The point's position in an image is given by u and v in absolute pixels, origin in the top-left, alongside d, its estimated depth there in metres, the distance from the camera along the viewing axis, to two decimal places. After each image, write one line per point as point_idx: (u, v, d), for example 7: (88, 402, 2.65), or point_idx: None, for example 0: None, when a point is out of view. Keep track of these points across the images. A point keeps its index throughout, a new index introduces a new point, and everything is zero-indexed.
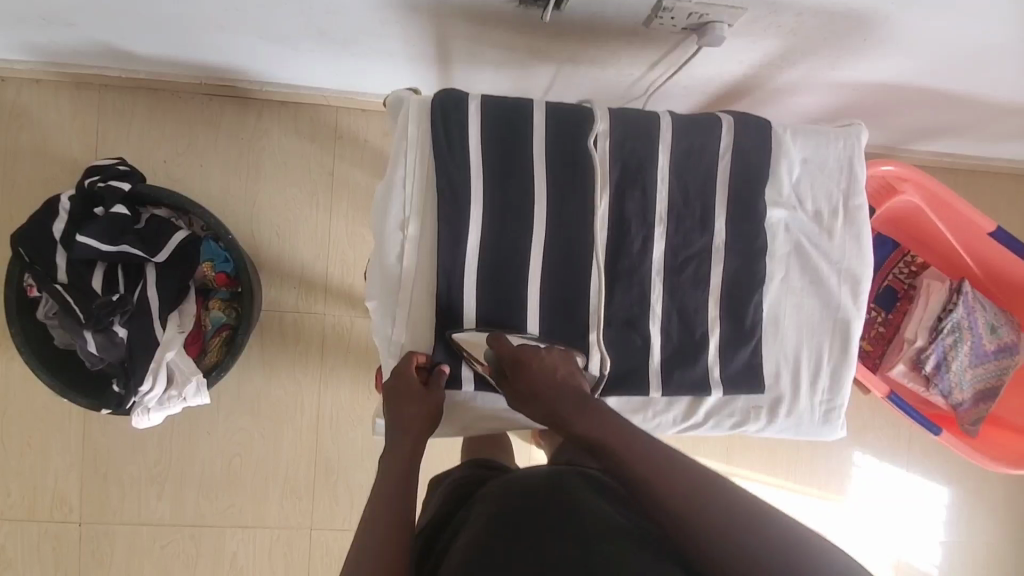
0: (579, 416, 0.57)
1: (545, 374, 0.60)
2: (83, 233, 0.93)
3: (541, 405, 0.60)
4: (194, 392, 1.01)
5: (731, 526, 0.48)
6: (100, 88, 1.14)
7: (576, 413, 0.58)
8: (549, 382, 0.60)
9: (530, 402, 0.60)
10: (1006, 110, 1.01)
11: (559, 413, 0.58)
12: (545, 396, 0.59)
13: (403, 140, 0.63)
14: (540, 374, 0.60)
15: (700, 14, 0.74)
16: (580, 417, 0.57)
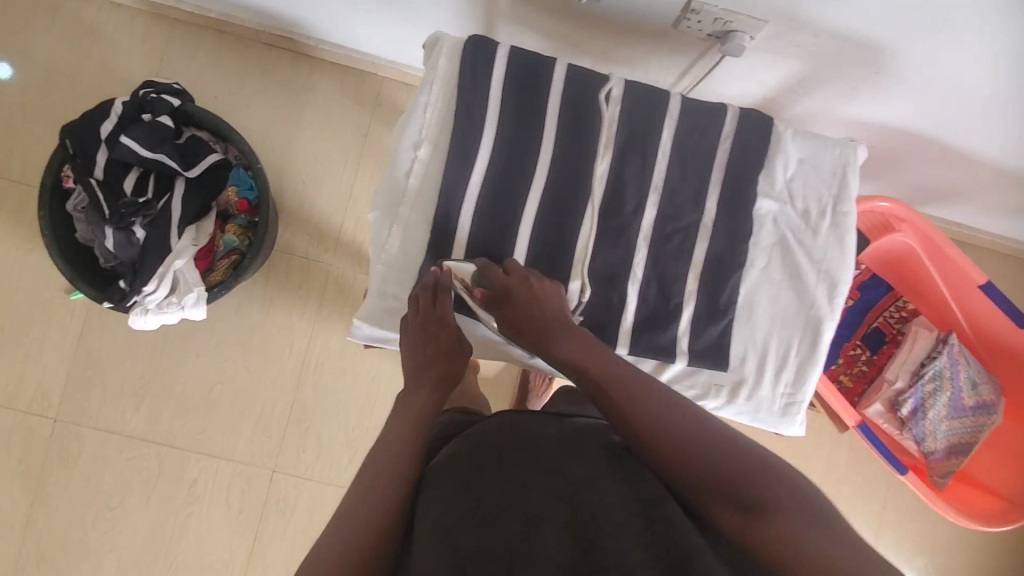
0: (561, 340, 0.63)
1: (534, 301, 0.65)
2: (127, 135, 1.00)
3: (527, 328, 0.65)
4: (192, 302, 1.06)
5: (704, 447, 0.53)
6: (172, 22, 1.25)
7: (557, 337, 0.63)
8: (537, 308, 0.65)
9: (517, 326, 0.65)
10: (1013, 178, 1.04)
11: (543, 337, 0.64)
12: (532, 321, 0.65)
13: (434, 71, 0.71)
14: (528, 301, 0.66)
15: (724, 21, 0.80)
16: (562, 342, 0.63)
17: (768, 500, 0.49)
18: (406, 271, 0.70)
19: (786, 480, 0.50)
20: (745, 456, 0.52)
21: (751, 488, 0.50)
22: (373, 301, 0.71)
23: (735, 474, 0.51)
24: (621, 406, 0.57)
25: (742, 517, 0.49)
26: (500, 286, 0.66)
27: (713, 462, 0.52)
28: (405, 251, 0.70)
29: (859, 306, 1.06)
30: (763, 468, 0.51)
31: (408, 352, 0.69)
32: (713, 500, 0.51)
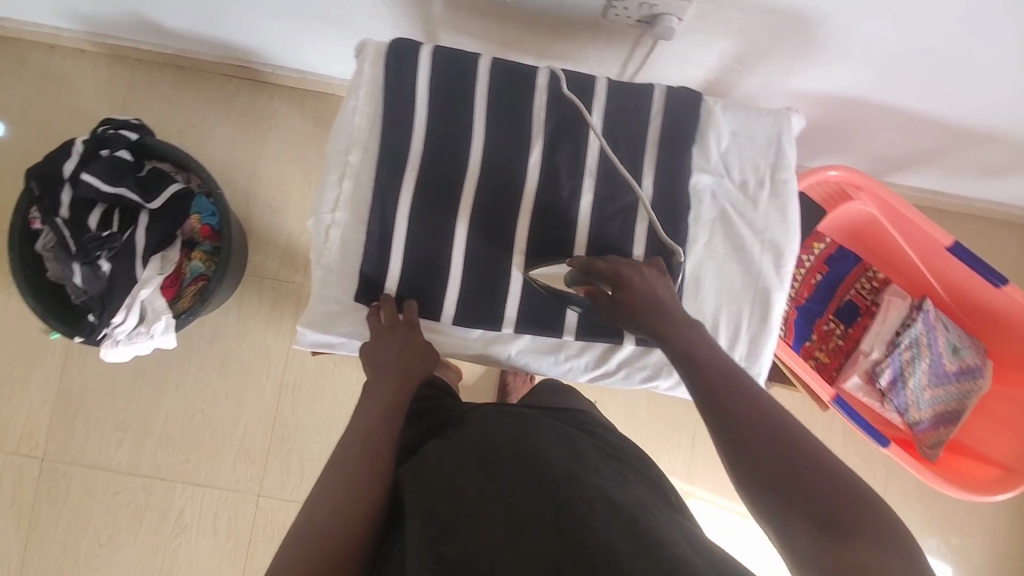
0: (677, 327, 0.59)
1: (646, 286, 0.63)
2: (88, 172, 1.02)
3: (638, 315, 0.61)
4: (161, 330, 1.08)
5: (796, 453, 0.48)
6: (134, 62, 1.28)
7: (671, 323, 0.59)
8: (649, 294, 0.62)
9: (628, 312, 0.62)
10: (973, 138, 1.03)
11: (654, 320, 0.60)
12: (645, 306, 0.61)
13: (360, 76, 0.72)
14: (639, 286, 0.62)
15: (650, 6, 0.80)
16: (673, 328, 0.59)
17: (854, 521, 0.44)
18: (345, 273, 0.70)
19: (869, 503, 0.45)
20: (833, 472, 0.47)
21: (835, 508, 0.45)
22: (315, 305, 0.71)
23: (822, 489, 0.46)
24: (718, 394, 0.53)
25: (821, 536, 0.44)
26: (607, 272, 0.63)
27: (802, 471, 0.47)
28: (342, 255, 0.70)
29: (829, 279, 1.04)
30: (850, 486, 0.46)
31: (373, 362, 0.70)
32: (791, 510, 0.46)
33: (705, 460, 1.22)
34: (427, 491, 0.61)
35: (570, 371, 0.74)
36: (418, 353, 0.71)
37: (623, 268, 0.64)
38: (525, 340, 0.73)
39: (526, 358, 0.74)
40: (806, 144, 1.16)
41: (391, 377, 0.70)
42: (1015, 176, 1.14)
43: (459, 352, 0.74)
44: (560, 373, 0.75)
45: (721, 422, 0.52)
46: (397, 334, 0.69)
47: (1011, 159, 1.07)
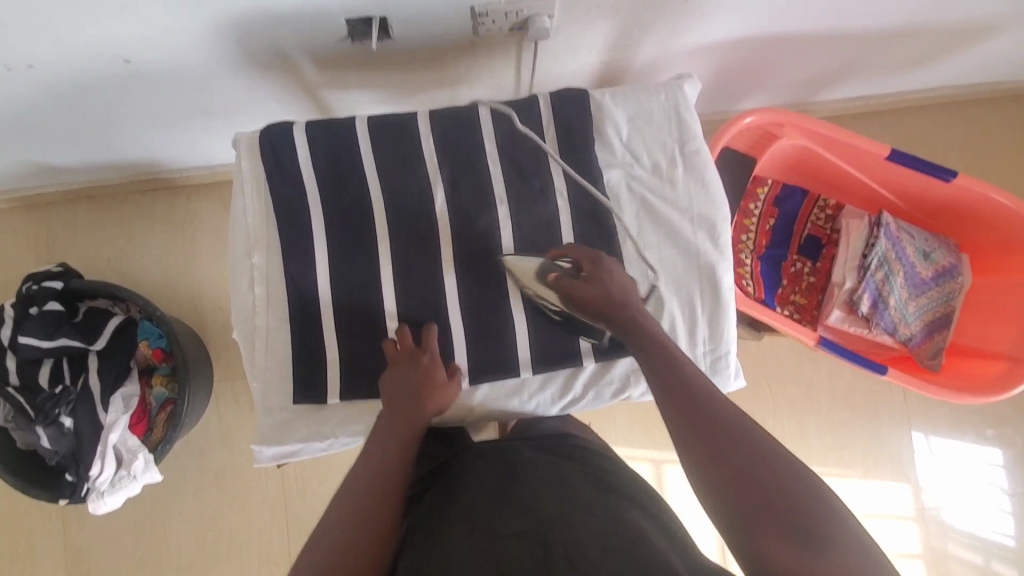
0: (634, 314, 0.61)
1: (620, 282, 0.63)
2: (22, 334, 0.99)
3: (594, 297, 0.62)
4: (143, 469, 1.06)
5: (768, 463, 0.49)
6: (45, 207, 1.25)
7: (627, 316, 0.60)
8: (622, 287, 0.62)
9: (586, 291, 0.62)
10: (883, 39, 1.00)
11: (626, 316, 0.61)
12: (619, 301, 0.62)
13: (242, 174, 0.69)
14: (615, 279, 0.62)
15: (516, 12, 0.78)
16: (632, 321, 0.60)
17: (823, 531, 0.45)
18: (283, 377, 0.67)
19: (831, 507, 0.47)
20: (801, 483, 0.48)
21: (806, 517, 0.46)
22: (264, 418, 0.68)
23: (797, 491, 0.47)
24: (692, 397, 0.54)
25: (791, 546, 0.45)
26: (588, 260, 0.64)
27: (773, 482, 0.48)
28: (275, 358, 0.67)
29: (783, 221, 1.01)
30: (819, 496, 0.47)
31: (393, 394, 0.64)
32: (760, 522, 0.47)
33: None
34: (424, 542, 0.57)
35: (538, 407, 0.71)
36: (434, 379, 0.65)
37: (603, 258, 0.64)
38: (483, 390, 0.69)
39: (494, 407, 0.70)
40: (725, 92, 1.13)
41: (402, 413, 0.64)
42: (937, 61, 1.12)
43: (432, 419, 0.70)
44: (530, 412, 0.71)
45: (697, 429, 0.52)
46: (412, 363, 0.65)
47: (928, 47, 1.05)
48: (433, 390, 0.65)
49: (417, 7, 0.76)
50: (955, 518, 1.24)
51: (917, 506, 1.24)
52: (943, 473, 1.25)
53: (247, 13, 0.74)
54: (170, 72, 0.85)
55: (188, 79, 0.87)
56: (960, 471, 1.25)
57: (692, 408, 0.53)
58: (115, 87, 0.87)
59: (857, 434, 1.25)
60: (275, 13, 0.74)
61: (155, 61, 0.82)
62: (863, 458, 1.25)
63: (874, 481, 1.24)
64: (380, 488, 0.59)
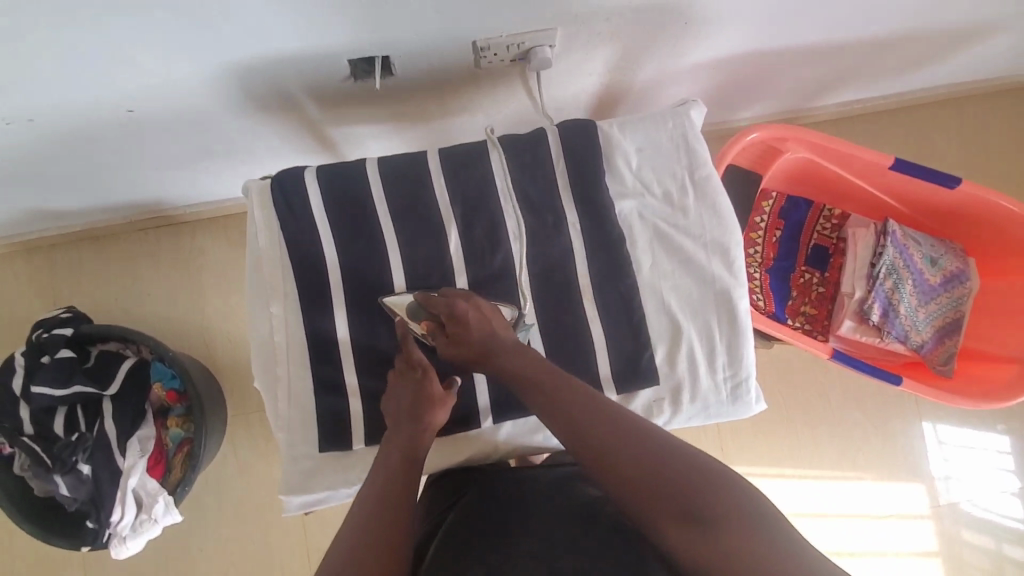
0: (502, 352, 0.62)
1: (482, 321, 0.63)
2: (36, 383, 0.99)
3: (463, 348, 0.63)
4: (164, 511, 1.06)
5: (657, 456, 0.54)
6: (48, 249, 1.24)
7: (500, 356, 0.62)
8: (487, 330, 0.63)
9: (455, 343, 0.64)
10: (879, 48, 1.01)
11: (493, 351, 0.62)
12: (483, 341, 0.63)
13: (255, 223, 0.70)
14: (473, 322, 0.63)
15: (518, 44, 0.79)
16: (506, 358, 0.62)
17: (712, 507, 0.50)
18: (307, 425, 0.67)
19: (730, 485, 0.52)
20: (689, 465, 0.53)
21: (696, 497, 0.51)
22: (289, 467, 0.68)
23: (692, 484, 0.52)
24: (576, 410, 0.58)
25: (687, 528, 0.50)
26: (442, 309, 0.64)
27: (661, 472, 0.53)
28: (298, 407, 0.67)
29: (789, 232, 1.02)
30: (705, 472, 0.52)
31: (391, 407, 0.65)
32: (659, 513, 0.52)
33: (734, 437, 1.24)
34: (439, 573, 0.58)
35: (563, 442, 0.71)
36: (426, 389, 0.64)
37: (457, 301, 0.64)
38: (507, 427, 0.70)
39: (519, 443, 0.71)
40: (724, 105, 1.13)
41: (403, 426, 0.63)
42: (932, 64, 1.12)
43: (457, 459, 0.70)
44: (554, 445, 0.72)
45: (589, 448, 0.56)
46: (407, 377, 0.65)
47: (922, 51, 1.05)
48: (431, 402, 0.64)
49: (419, 45, 0.76)
50: (974, 511, 1.25)
51: (932, 504, 1.25)
52: (958, 466, 1.25)
53: (251, 60, 0.74)
54: (175, 118, 0.85)
55: (192, 123, 0.87)
56: (972, 463, 1.26)
57: (578, 428, 0.57)
58: (119, 136, 0.87)
59: (869, 437, 1.26)
60: (281, 58, 0.74)
61: (159, 108, 0.82)
62: (878, 458, 1.25)
63: (889, 483, 1.25)
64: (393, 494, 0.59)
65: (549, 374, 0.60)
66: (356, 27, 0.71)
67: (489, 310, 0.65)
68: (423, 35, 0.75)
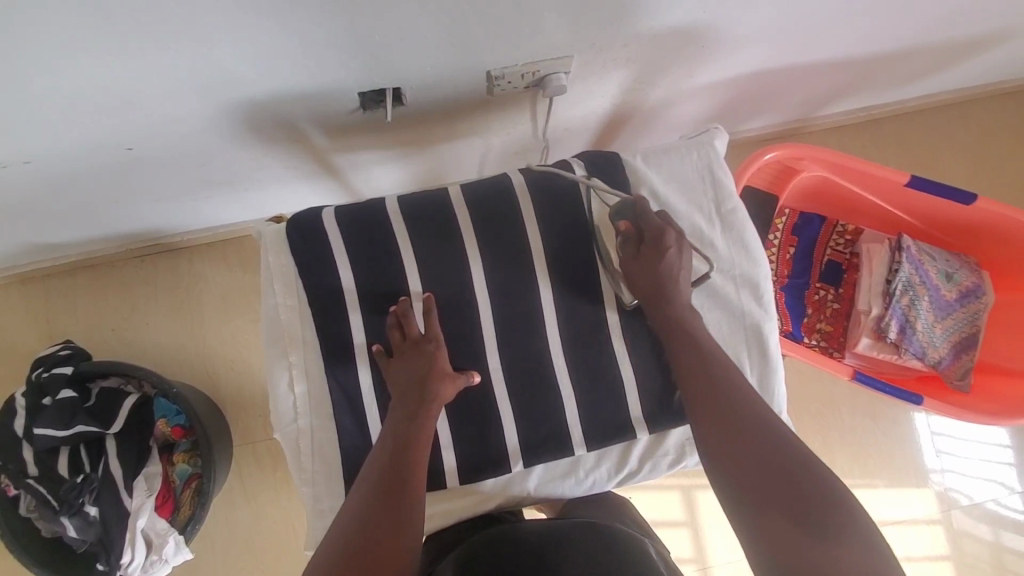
0: (680, 303, 0.66)
1: (677, 262, 0.66)
2: (38, 425, 0.94)
3: (648, 277, 0.66)
4: (174, 551, 1.04)
5: (795, 467, 0.55)
6: (41, 279, 1.19)
7: (670, 305, 0.65)
8: (671, 272, 0.65)
9: (641, 270, 0.67)
10: (888, 61, 1.00)
11: (669, 304, 0.65)
12: (663, 281, 0.66)
13: (271, 270, 0.68)
14: (672, 257, 0.65)
15: (532, 72, 0.77)
16: (677, 309, 0.65)
17: (838, 525, 0.51)
18: (333, 476, 0.66)
19: (844, 508, 0.53)
20: (822, 485, 0.54)
21: (819, 511, 0.52)
22: (315, 521, 0.66)
23: (808, 489, 0.54)
24: (721, 405, 0.61)
25: (801, 534, 0.52)
26: (653, 229, 0.67)
27: (796, 481, 0.54)
28: (323, 457, 0.66)
29: (803, 248, 1.01)
30: (838, 500, 0.53)
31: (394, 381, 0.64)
32: (779, 519, 0.53)
33: None
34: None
35: (595, 485, 0.70)
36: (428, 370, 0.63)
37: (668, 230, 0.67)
38: (539, 472, 0.69)
39: (550, 490, 0.70)
40: (732, 121, 1.12)
41: (405, 406, 0.62)
42: (937, 74, 1.12)
43: (482, 508, 0.68)
44: (587, 490, 0.71)
45: (717, 421, 0.60)
46: (409, 354, 0.64)
47: (930, 63, 1.05)
48: (438, 382, 0.63)
49: (431, 76, 0.74)
50: (982, 514, 1.26)
51: (942, 509, 1.26)
52: (965, 470, 1.27)
53: (258, 97, 0.71)
54: (176, 155, 0.82)
55: (194, 158, 0.84)
56: (980, 464, 1.27)
57: (710, 399, 0.61)
58: (117, 172, 0.83)
59: (880, 445, 1.27)
60: (290, 94, 0.72)
61: (160, 144, 0.78)
62: (888, 465, 1.26)
63: (900, 489, 1.26)
64: (387, 490, 0.58)
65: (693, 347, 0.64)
66: (367, 61, 0.68)
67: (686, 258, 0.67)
68: (436, 67, 0.72)
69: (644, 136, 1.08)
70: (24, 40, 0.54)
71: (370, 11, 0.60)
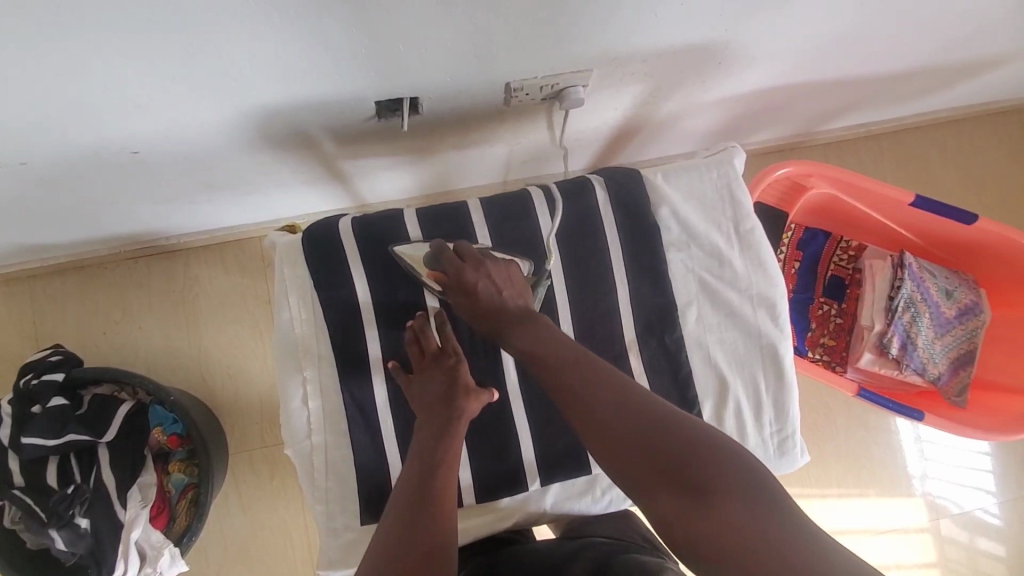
0: (517, 328, 0.61)
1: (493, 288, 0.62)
2: (27, 433, 0.91)
3: (477, 318, 0.62)
4: (170, 563, 1.00)
5: (670, 439, 0.51)
6: (29, 279, 1.15)
7: (508, 335, 0.61)
8: (495, 304, 0.62)
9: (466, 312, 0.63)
10: (895, 80, 1.02)
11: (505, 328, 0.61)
12: (491, 309, 0.62)
13: (286, 282, 0.67)
14: (487, 293, 0.62)
15: (552, 85, 0.77)
16: (516, 336, 0.60)
17: (722, 487, 0.48)
18: (347, 494, 0.65)
19: (725, 456, 0.50)
20: (699, 445, 0.51)
21: (704, 476, 0.49)
22: (328, 541, 0.65)
23: (688, 455, 0.51)
24: (583, 398, 0.55)
25: (693, 511, 0.48)
26: (452, 272, 0.62)
27: (676, 453, 0.51)
28: (337, 474, 0.65)
29: (807, 263, 1.03)
30: (719, 453, 0.51)
31: (415, 398, 0.63)
32: (669, 497, 0.50)
33: None
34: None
35: (610, 504, 0.70)
36: (452, 383, 0.62)
37: (468, 266, 0.62)
38: (555, 490, 0.69)
39: (565, 508, 0.69)
40: (739, 134, 1.13)
41: (432, 421, 0.61)
42: (938, 93, 1.14)
43: (496, 527, 0.68)
44: (602, 508, 0.70)
45: (582, 415, 0.55)
46: (430, 370, 0.63)
47: (933, 83, 1.07)
48: (466, 393, 0.62)
49: (451, 87, 0.73)
50: (969, 523, 1.29)
51: (931, 517, 1.29)
52: (953, 479, 1.30)
53: (274, 104, 0.70)
54: (183, 158, 0.79)
55: (200, 162, 0.82)
56: (968, 473, 1.30)
57: (571, 391, 0.56)
58: (119, 174, 0.80)
59: (873, 455, 1.29)
60: (306, 102, 0.70)
61: (167, 148, 0.76)
62: (881, 474, 1.28)
63: (890, 498, 1.28)
64: (416, 506, 0.57)
65: (550, 342, 0.59)
66: (389, 71, 0.67)
67: (501, 275, 0.63)
68: (457, 78, 0.71)
69: (651, 147, 1.09)
70: (39, 40, 0.52)
71: (399, 22, 0.59)
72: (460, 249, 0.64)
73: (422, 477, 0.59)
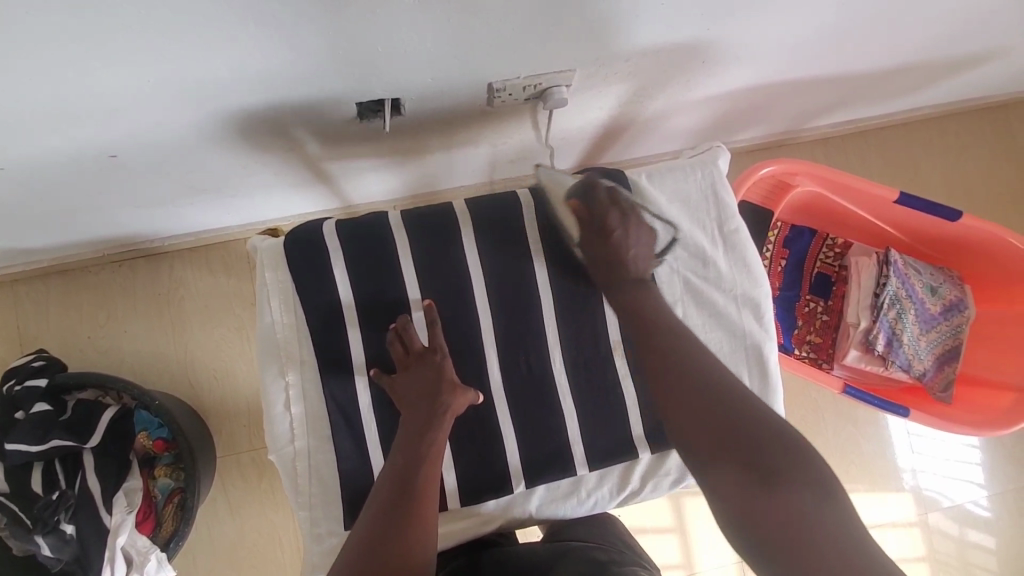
0: (632, 285, 0.65)
1: (627, 240, 0.66)
2: (10, 440, 0.90)
3: (599, 261, 0.67)
4: (157, 568, 1.00)
5: (743, 420, 0.54)
6: (11, 283, 1.14)
7: (619, 288, 0.66)
8: (618, 252, 0.66)
9: (592, 251, 0.67)
10: (879, 78, 1.02)
11: (626, 282, 0.66)
12: (616, 258, 0.66)
13: (267, 286, 0.67)
14: (618, 239, 0.66)
15: (534, 85, 0.76)
16: (628, 289, 0.65)
17: (788, 473, 0.51)
18: (331, 498, 0.65)
19: (792, 450, 0.53)
20: (771, 433, 0.54)
21: (772, 460, 0.52)
22: (312, 546, 0.65)
23: (758, 438, 0.53)
24: (666, 372, 0.59)
25: (754, 489, 0.51)
26: (598, 211, 0.67)
27: (749, 434, 0.54)
28: (321, 479, 0.65)
29: (793, 261, 1.03)
30: (787, 443, 0.53)
31: (400, 392, 0.63)
32: (733, 474, 0.53)
33: None
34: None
35: (596, 505, 0.70)
36: (437, 380, 0.62)
37: (613, 212, 0.67)
38: (541, 492, 0.69)
39: (550, 511, 0.70)
40: (725, 131, 1.13)
41: (415, 420, 0.61)
42: (922, 90, 1.15)
43: (480, 529, 0.68)
44: (588, 510, 0.71)
45: (664, 386, 0.59)
46: (414, 367, 0.63)
47: (916, 80, 1.07)
48: (451, 389, 0.62)
49: (432, 88, 0.72)
50: (957, 515, 1.30)
51: (918, 511, 1.30)
52: (941, 473, 1.31)
53: (254, 107, 0.69)
54: (163, 162, 0.79)
55: (181, 165, 0.81)
56: (955, 466, 1.31)
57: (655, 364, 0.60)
58: (99, 178, 0.79)
59: (861, 450, 1.30)
60: (286, 104, 0.70)
61: (147, 151, 0.75)
62: (870, 469, 1.29)
63: (879, 493, 1.29)
64: (393, 509, 0.57)
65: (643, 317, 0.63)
66: (369, 73, 0.66)
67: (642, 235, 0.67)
68: (438, 80, 0.71)
69: (638, 146, 1.08)
70: (10, 47, 0.51)
71: (377, 25, 0.58)
72: (614, 194, 0.68)
73: (402, 477, 0.59)
